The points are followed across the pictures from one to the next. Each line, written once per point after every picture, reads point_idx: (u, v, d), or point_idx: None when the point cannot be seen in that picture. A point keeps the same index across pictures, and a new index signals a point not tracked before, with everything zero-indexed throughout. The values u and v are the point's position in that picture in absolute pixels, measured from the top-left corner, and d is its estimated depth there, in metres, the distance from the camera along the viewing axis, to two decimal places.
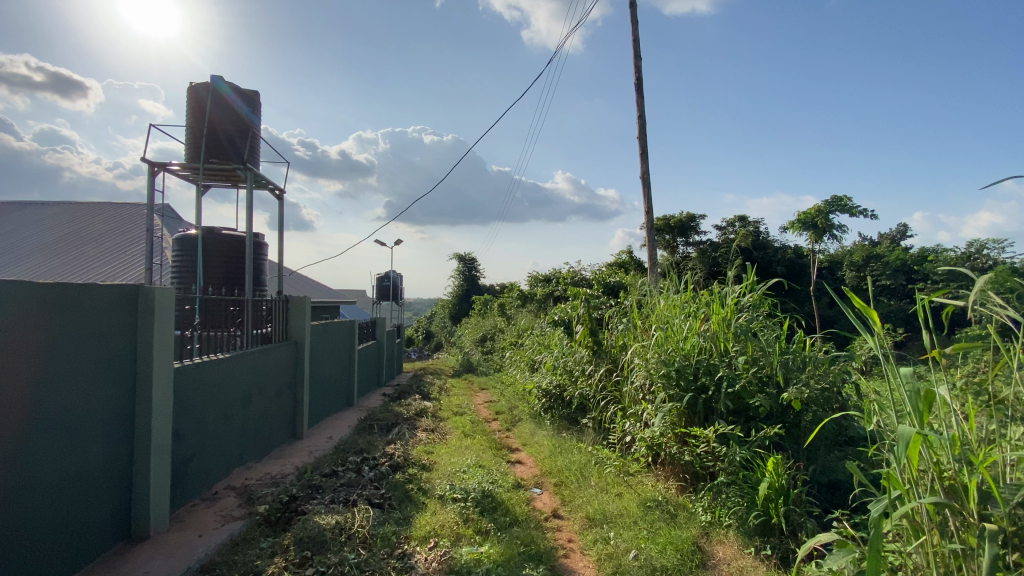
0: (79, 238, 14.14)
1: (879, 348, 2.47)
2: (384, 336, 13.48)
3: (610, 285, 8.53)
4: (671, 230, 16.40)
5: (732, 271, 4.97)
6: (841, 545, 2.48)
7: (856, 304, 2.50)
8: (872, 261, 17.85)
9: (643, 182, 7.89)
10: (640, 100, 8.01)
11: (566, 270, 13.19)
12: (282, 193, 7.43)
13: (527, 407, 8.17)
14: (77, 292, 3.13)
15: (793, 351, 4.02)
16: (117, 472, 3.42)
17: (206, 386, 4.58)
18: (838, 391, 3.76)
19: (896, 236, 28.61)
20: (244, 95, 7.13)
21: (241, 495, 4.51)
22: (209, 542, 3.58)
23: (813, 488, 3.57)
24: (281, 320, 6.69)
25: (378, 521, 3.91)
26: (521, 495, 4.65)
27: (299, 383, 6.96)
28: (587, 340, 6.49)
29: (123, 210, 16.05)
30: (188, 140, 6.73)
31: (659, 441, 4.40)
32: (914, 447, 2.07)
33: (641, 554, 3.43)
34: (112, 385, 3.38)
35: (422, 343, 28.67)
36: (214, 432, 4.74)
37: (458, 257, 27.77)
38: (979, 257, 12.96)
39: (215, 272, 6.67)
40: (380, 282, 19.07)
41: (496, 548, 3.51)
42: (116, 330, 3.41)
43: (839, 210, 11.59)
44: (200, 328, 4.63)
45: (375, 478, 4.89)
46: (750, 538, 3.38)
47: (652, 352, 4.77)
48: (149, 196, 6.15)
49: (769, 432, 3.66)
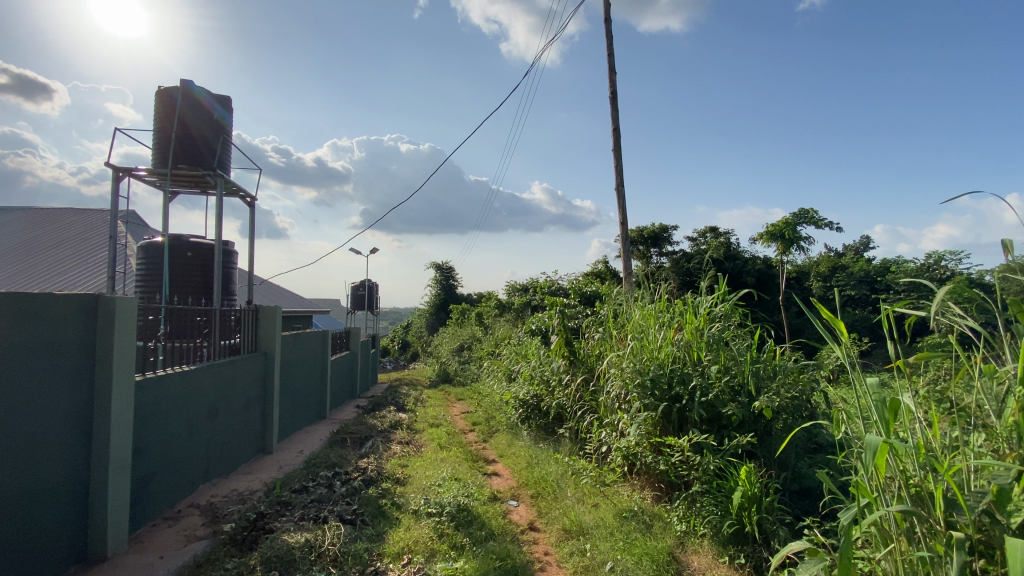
0: (39, 243, 13.64)
1: (846, 356, 2.53)
2: (359, 346, 13.23)
3: (587, 294, 8.65)
4: (645, 241, 16.71)
5: (706, 279, 5.02)
6: (814, 554, 2.51)
7: (824, 315, 2.51)
8: (837, 272, 18.51)
9: (618, 193, 7.99)
10: (615, 114, 8.14)
11: (544, 278, 13.22)
12: (254, 200, 7.29)
13: (504, 417, 8.12)
14: (27, 301, 2.95)
15: (764, 360, 4.09)
16: (72, 491, 3.22)
17: (170, 400, 4.38)
18: (808, 399, 3.90)
19: (860, 249, 29.68)
20: (218, 97, 6.94)
21: (205, 514, 4.33)
22: (172, 564, 3.39)
23: (785, 495, 3.64)
24: (251, 330, 6.49)
25: (349, 538, 3.79)
26: (497, 508, 4.58)
27: (268, 396, 6.74)
28: (562, 349, 6.52)
29: (87, 215, 15.52)
30: (157, 145, 6.53)
31: (634, 450, 4.39)
32: (882, 455, 2.12)
33: (617, 566, 3.41)
34: (66, 399, 3.18)
35: (398, 354, 28.35)
36: (178, 447, 4.54)
37: (435, 266, 27.62)
38: (938, 270, 13.55)
39: (182, 281, 6.45)
40: (355, 290, 18.81)
41: (471, 563, 3.44)
42: (72, 340, 3.22)
43: (805, 222, 11.99)
44: (165, 338, 4.46)
45: (347, 494, 4.76)
46: (724, 547, 3.40)
47: (628, 361, 4.78)
48: (112, 202, 5.92)
49: (742, 441, 3.69)
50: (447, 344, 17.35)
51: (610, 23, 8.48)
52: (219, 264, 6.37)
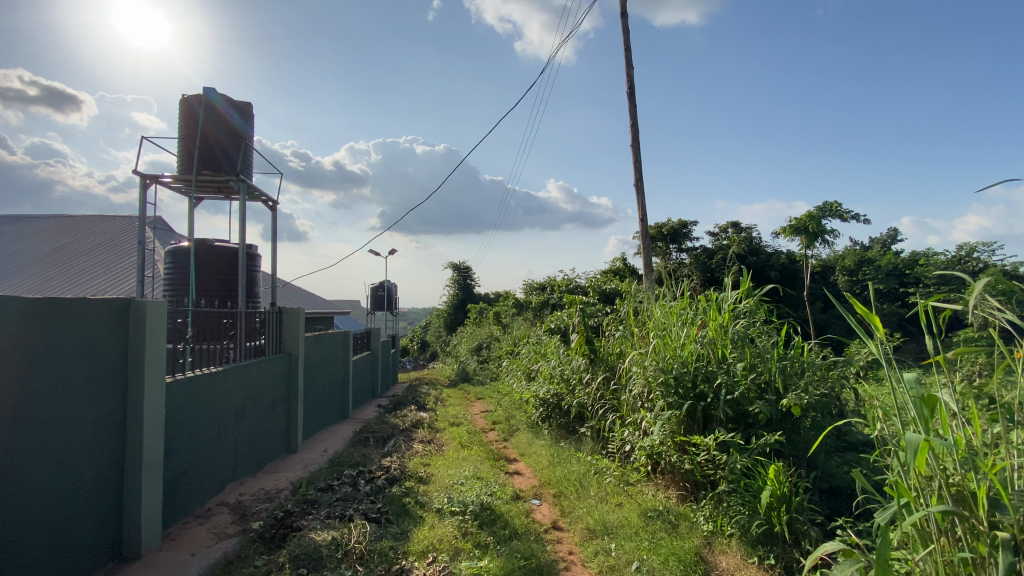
0: (72, 251, 14.06)
1: (880, 353, 2.46)
2: (379, 346, 13.36)
3: (606, 292, 8.60)
4: (664, 237, 16.52)
5: (729, 275, 4.92)
6: (849, 555, 2.44)
7: (858, 311, 2.42)
8: (864, 266, 18.06)
9: (637, 190, 7.91)
10: (633, 109, 8.05)
11: (562, 277, 13.15)
12: (276, 204, 7.41)
13: (524, 416, 8.12)
14: (63, 306, 3.05)
15: (792, 357, 3.99)
16: (107, 490, 3.33)
17: (198, 400, 4.49)
18: (837, 396, 3.79)
19: (888, 242, 28.97)
20: (237, 105, 7.07)
21: (234, 512, 4.43)
22: (203, 561, 3.48)
23: (815, 494, 3.55)
24: (275, 332, 6.61)
25: (375, 535, 3.83)
26: (520, 507, 4.58)
27: (293, 397, 6.85)
28: (583, 348, 6.49)
29: (115, 222, 15.95)
30: (182, 153, 6.70)
31: (659, 449, 4.33)
32: (923, 454, 2.06)
33: (643, 566, 3.38)
34: (101, 402, 3.28)
35: (417, 354, 28.60)
36: (206, 447, 4.64)
37: (453, 266, 27.77)
38: (970, 262, 13.12)
39: (209, 284, 6.61)
40: (375, 291, 19.03)
41: (496, 562, 3.44)
42: (106, 344, 3.32)
43: (831, 215, 11.70)
44: (192, 341, 4.56)
45: (371, 492, 4.82)
46: (753, 547, 3.32)
47: (650, 360, 4.73)
48: (140, 209, 6.09)
49: (769, 439, 3.61)
50: (465, 344, 17.43)
51: (627, 17, 8.38)
52: (243, 268, 6.50)
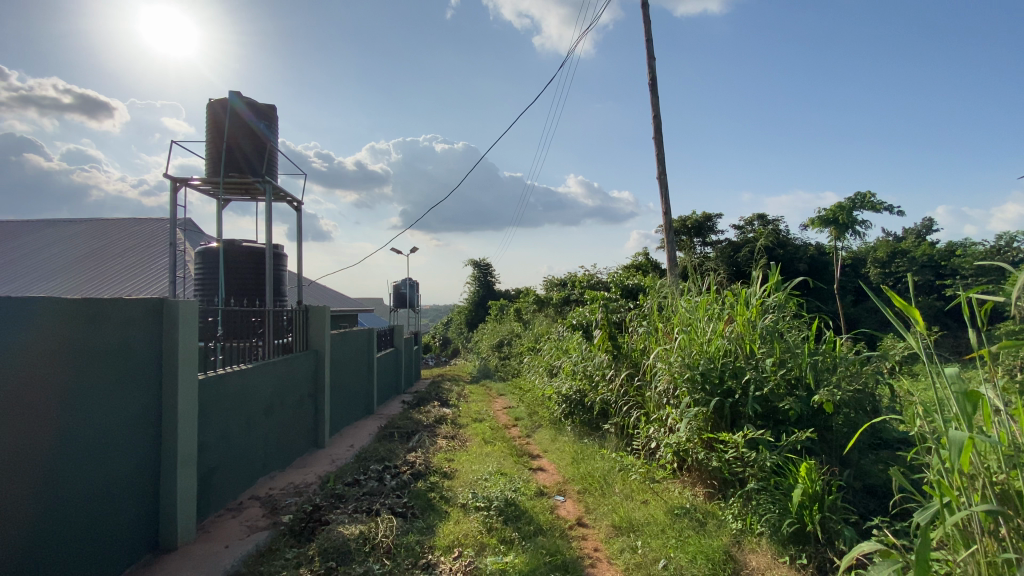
0: (106, 253, 14.57)
1: (920, 347, 2.36)
2: (402, 343, 13.50)
3: (629, 287, 8.50)
4: (688, 231, 16.27)
5: (756, 269, 4.81)
6: (886, 555, 2.38)
7: (896, 304, 2.32)
8: (897, 257, 17.46)
9: (660, 182, 7.78)
10: (656, 100, 7.92)
11: (583, 272, 13.06)
12: (300, 204, 7.54)
13: (546, 412, 8.10)
14: (104, 306, 3.16)
15: (823, 352, 3.88)
16: (144, 484, 3.45)
17: (229, 397, 4.62)
18: (872, 392, 3.67)
19: (922, 232, 27.93)
20: (261, 110, 7.18)
21: (265, 505, 4.54)
22: (236, 553, 3.58)
23: (849, 494, 3.44)
24: (302, 329, 6.74)
25: (401, 530, 3.89)
26: (545, 503, 4.58)
27: (319, 394, 6.98)
28: (606, 344, 6.44)
29: (148, 225, 16.48)
30: (209, 156, 6.88)
31: (685, 446, 4.26)
32: (966, 452, 1.99)
33: (670, 563, 3.35)
34: (137, 399, 3.40)
35: (439, 351, 28.85)
36: (238, 442, 4.77)
37: (473, 263, 27.88)
38: (1011, 252, 12.57)
39: (238, 284, 6.78)
40: (398, 289, 19.24)
41: (521, 558, 3.46)
42: (141, 342, 3.44)
43: (862, 206, 11.33)
44: (223, 338, 4.68)
45: (397, 487, 4.88)
46: (784, 547, 3.24)
47: (675, 355, 4.65)
48: (171, 211, 6.27)
49: (801, 436, 3.52)
50: (487, 340, 17.51)
51: (648, 7, 8.25)
52: (271, 268, 6.65)
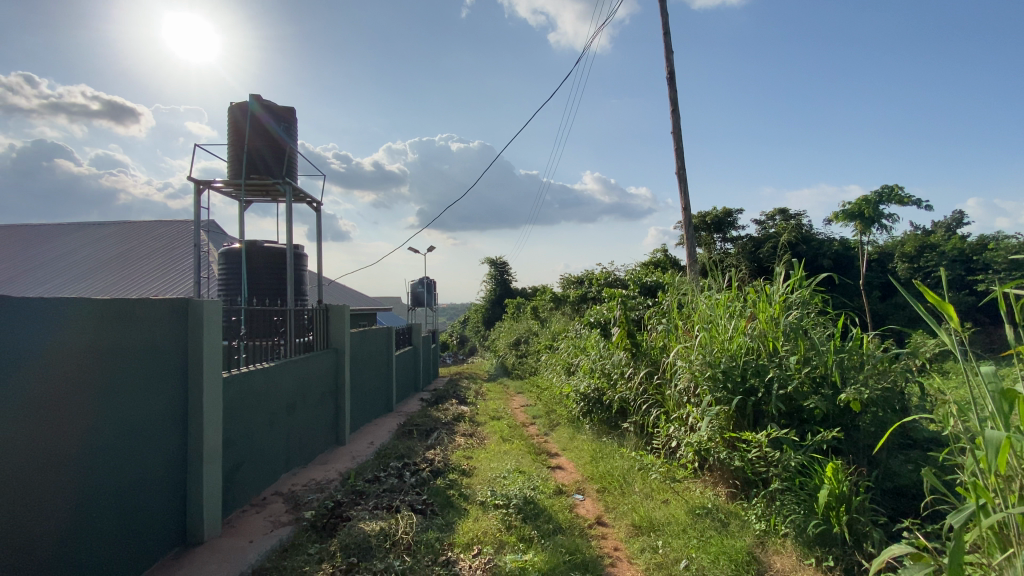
0: (135, 255, 14.99)
1: (955, 344, 2.27)
2: (420, 342, 13.60)
3: (648, 285, 8.42)
4: (707, 227, 16.04)
5: (779, 265, 4.71)
6: (918, 558, 2.31)
7: (930, 299, 2.23)
8: (926, 251, 16.93)
9: (679, 178, 7.68)
10: (674, 95, 7.80)
11: (601, 270, 12.96)
12: (319, 204, 7.64)
13: (564, 411, 8.07)
14: (131, 306, 3.24)
15: (850, 349, 3.78)
16: (172, 480, 3.54)
17: (253, 394, 4.71)
18: (901, 391, 3.56)
19: (951, 225, 27.07)
20: (280, 113, 7.28)
21: (288, 501, 4.62)
22: (260, 547, 3.65)
23: (877, 495, 3.35)
24: (323, 328, 6.83)
25: (421, 527, 3.91)
26: (564, 501, 4.56)
27: (340, 392, 7.07)
28: (624, 341, 6.38)
29: (174, 227, 16.88)
30: (231, 159, 7.01)
31: (707, 445, 4.20)
32: (1004, 453, 1.91)
33: (692, 564, 3.30)
34: (165, 396, 3.49)
35: (457, 349, 28.99)
36: (261, 439, 4.86)
37: (490, 262, 27.94)
38: None
39: (260, 283, 6.90)
40: (415, 288, 19.39)
41: (541, 556, 3.45)
42: (168, 341, 3.52)
43: (889, 199, 11.01)
44: (246, 337, 4.77)
45: (416, 484, 4.92)
46: (810, 548, 3.17)
47: (695, 353, 4.59)
48: (195, 213, 6.41)
49: (827, 436, 3.43)
50: (504, 338, 17.53)
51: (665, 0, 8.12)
52: (291, 267, 6.75)
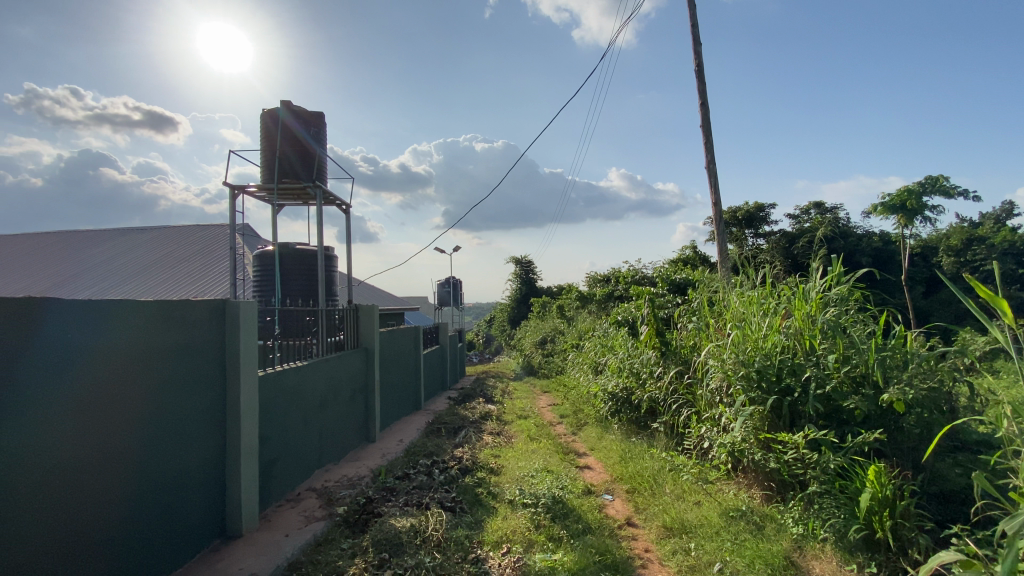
0: (174, 258, 15.59)
1: (1007, 342, 2.15)
2: (447, 341, 13.70)
3: (677, 282, 8.25)
4: (738, 222, 15.66)
5: (815, 260, 4.55)
6: (970, 567, 2.21)
7: (982, 295, 2.11)
8: (974, 244, 16.10)
9: (709, 173, 7.50)
10: (703, 88, 7.63)
11: (628, 267, 12.79)
12: (348, 206, 7.79)
13: (592, 410, 8.00)
14: (172, 307, 3.37)
15: (893, 347, 3.62)
16: (212, 474, 3.67)
17: (287, 392, 4.83)
18: (948, 391, 3.39)
19: (1000, 216, 25.72)
20: (309, 117, 7.46)
21: (321, 497, 4.73)
22: (295, 541, 3.75)
23: (924, 499, 3.19)
24: (353, 327, 6.95)
25: (451, 524, 3.95)
26: (593, 501, 4.53)
27: (369, 390, 7.18)
28: (653, 340, 6.28)
29: (210, 231, 17.49)
30: (264, 164, 7.22)
31: (740, 447, 4.10)
32: None
33: (727, 567, 3.24)
34: (205, 393, 3.63)
35: (483, 348, 29.13)
36: (295, 436, 4.99)
37: (515, 261, 27.95)
38: None
39: (293, 284, 7.08)
40: (442, 287, 19.57)
41: (570, 556, 3.43)
42: (207, 341, 3.66)
43: (933, 190, 10.52)
44: (279, 337, 4.91)
45: (445, 482, 4.96)
46: (851, 553, 3.06)
47: (728, 352, 4.48)
48: (230, 217, 6.63)
49: (869, 438, 3.30)
50: (530, 337, 17.51)
51: None
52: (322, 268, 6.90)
